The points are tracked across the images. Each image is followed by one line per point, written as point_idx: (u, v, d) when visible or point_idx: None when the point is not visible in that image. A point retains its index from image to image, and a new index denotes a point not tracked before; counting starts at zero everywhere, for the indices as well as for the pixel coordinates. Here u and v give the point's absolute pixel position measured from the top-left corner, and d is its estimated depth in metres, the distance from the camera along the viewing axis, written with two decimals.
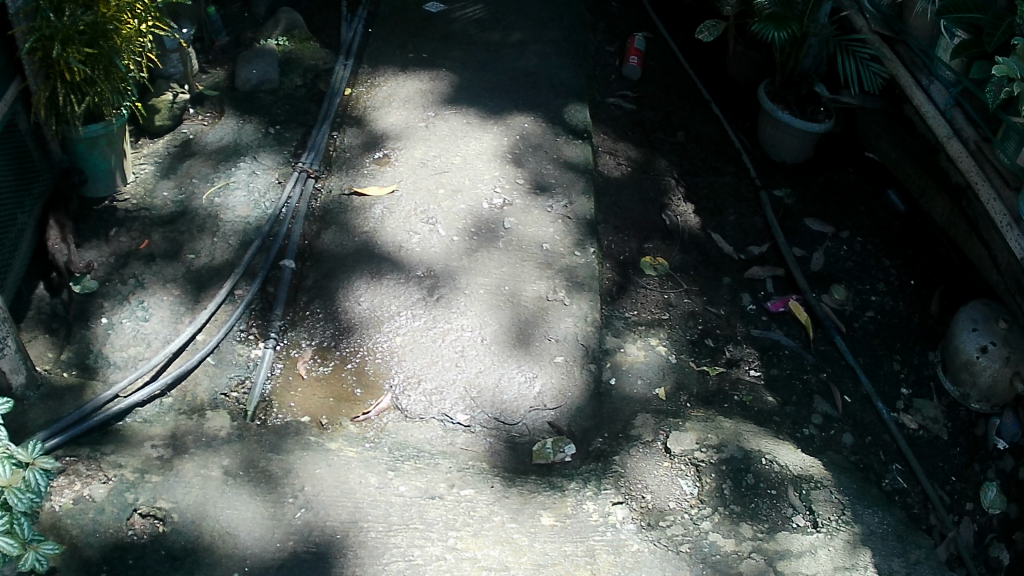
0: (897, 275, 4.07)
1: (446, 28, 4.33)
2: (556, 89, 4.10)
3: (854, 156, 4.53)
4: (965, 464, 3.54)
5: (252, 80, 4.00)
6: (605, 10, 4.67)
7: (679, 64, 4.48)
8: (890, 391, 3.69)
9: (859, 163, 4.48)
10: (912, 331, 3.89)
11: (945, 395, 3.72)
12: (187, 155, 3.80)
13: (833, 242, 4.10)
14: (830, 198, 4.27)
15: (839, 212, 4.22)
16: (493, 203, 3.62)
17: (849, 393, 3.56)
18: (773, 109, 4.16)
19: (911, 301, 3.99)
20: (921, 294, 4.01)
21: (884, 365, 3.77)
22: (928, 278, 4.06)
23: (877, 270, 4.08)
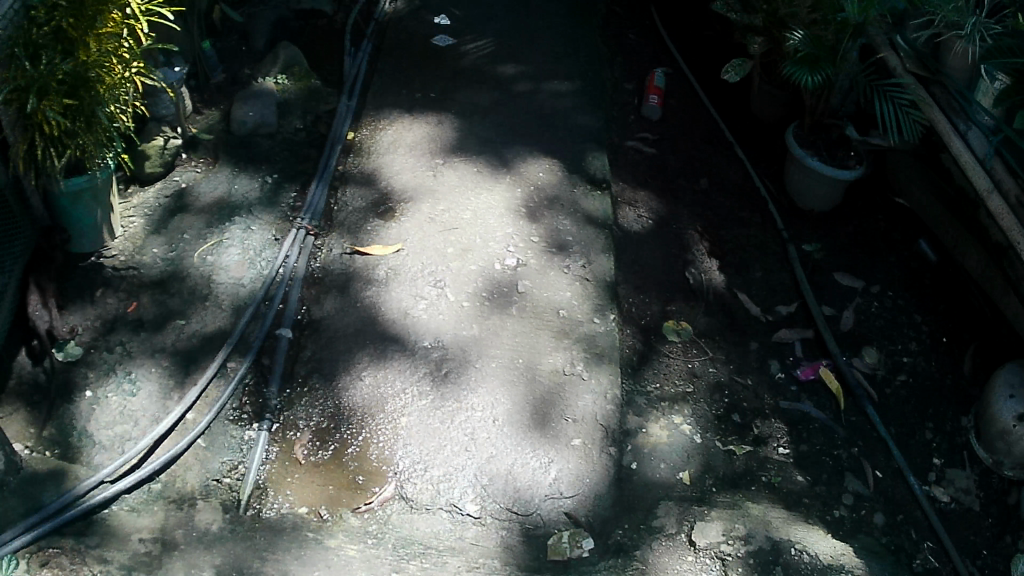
0: (928, 332, 3.76)
1: (455, 65, 4.10)
2: (573, 132, 3.89)
3: (882, 201, 4.25)
4: (997, 536, 3.16)
5: (248, 123, 3.77)
6: (623, 42, 4.44)
7: (701, 102, 4.24)
8: (921, 463, 3.35)
9: (888, 208, 4.20)
10: (943, 393, 3.57)
11: (978, 463, 3.35)
12: (179, 208, 3.59)
13: (862, 298, 3.84)
14: (859, 248, 4.01)
15: (868, 264, 3.95)
16: (507, 263, 3.36)
17: (881, 468, 3.22)
18: (803, 156, 3.91)
19: (943, 361, 3.67)
20: (953, 352, 3.69)
21: (915, 435, 3.44)
22: (961, 334, 3.74)
23: (907, 327, 3.78)
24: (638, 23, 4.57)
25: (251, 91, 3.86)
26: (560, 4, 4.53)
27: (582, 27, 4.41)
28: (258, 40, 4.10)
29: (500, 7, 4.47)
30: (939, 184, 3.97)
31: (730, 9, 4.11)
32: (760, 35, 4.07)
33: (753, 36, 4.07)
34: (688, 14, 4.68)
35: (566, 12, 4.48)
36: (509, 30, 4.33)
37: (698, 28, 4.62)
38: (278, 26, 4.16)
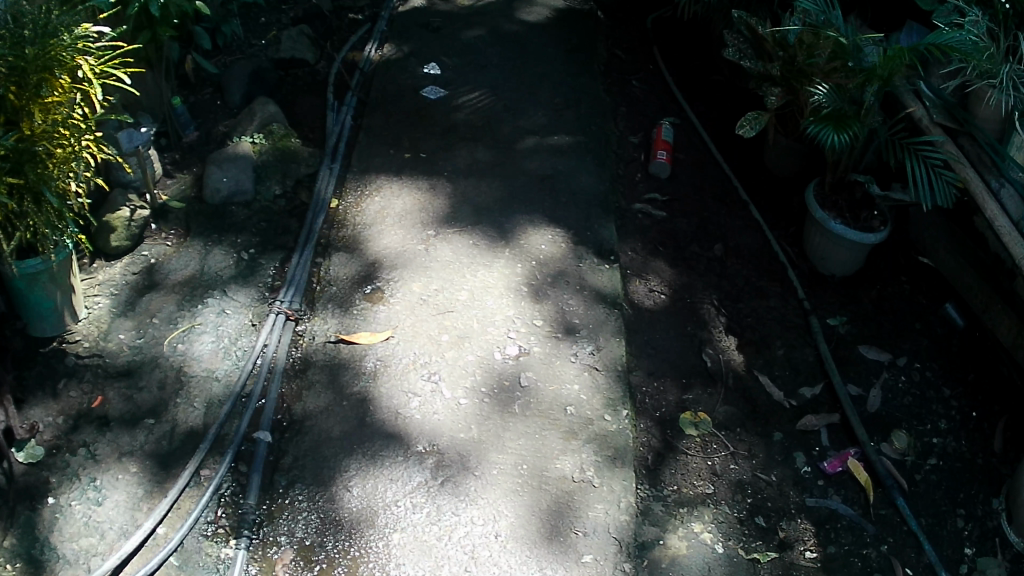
0: (957, 407, 3.43)
1: (446, 123, 3.83)
2: (577, 198, 3.62)
3: (904, 260, 3.94)
4: None
5: (222, 191, 3.49)
6: (627, 89, 4.16)
7: (712, 156, 3.97)
8: (954, 556, 2.98)
9: (912, 269, 3.91)
10: (974, 474, 3.23)
11: (1011, 548, 3.01)
12: (148, 287, 3.29)
13: (890, 372, 3.53)
14: (885, 316, 3.71)
15: (893, 333, 3.65)
16: (507, 351, 3.08)
17: (911, 565, 2.88)
18: (824, 219, 3.62)
19: (972, 438, 3.34)
20: (982, 429, 3.36)
21: (946, 523, 3.07)
22: (991, 409, 3.41)
23: (936, 404, 3.45)
24: (641, 66, 4.28)
25: (228, 152, 3.58)
26: (556, 49, 4.26)
27: (581, 76, 4.15)
28: (233, 95, 3.81)
29: (493, 53, 4.20)
30: (967, 244, 3.64)
31: (743, 56, 3.85)
32: (777, 85, 3.79)
33: (770, 86, 3.79)
34: (695, 57, 4.39)
35: (563, 60, 4.21)
36: (504, 80, 4.07)
37: (706, 72, 4.33)
38: (255, 77, 3.87)
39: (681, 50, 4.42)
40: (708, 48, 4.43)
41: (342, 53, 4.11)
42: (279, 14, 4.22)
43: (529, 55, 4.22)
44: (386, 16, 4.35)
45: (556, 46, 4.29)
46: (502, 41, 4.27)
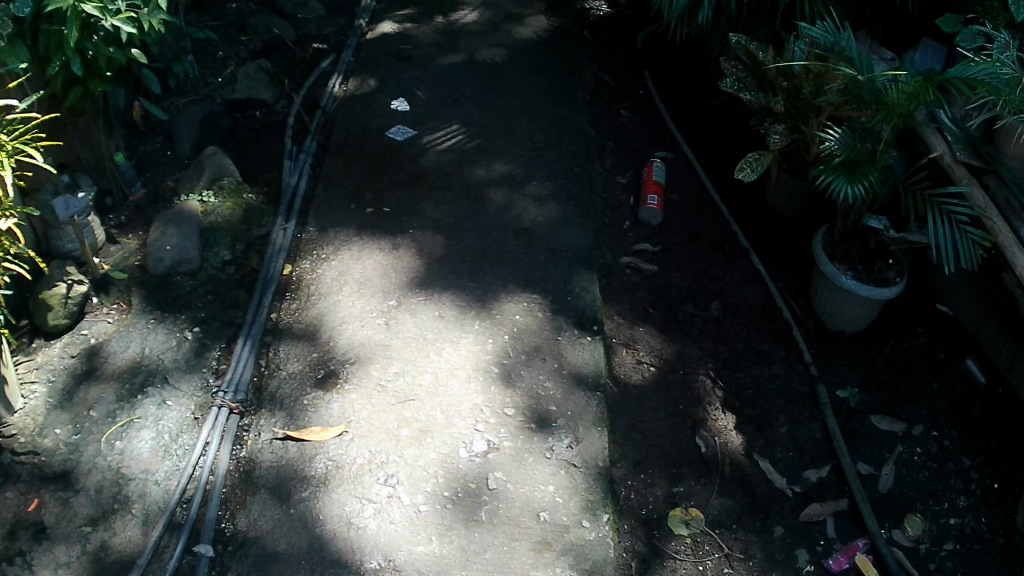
0: (977, 480, 3.09)
1: (413, 169, 3.51)
2: (557, 253, 3.26)
3: (919, 308, 3.61)
4: None
5: (165, 261, 3.18)
6: (614, 121, 3.82)
7: (708, 197, 3.63)
8: None
9: (928, 319, 3.58)
10: (996, 558, 2.89)
11: None
12: (87, 376, 2.95)
13: (904, 445, 3.20)
14: (899, 377, 3.38)
15: (908, 396, 3.32)
16: (474, 449, 2.75)
17: None
18: (833, 273, 3.29)
19: (995, 514, 3.00)
20: (1005, 503, 3.01)
21: None
22: (1015, 479, 3.07)
23: (955, 478, 3.11)
24: (630, 95, 3.95)
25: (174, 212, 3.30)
26: (537, 76, 3.91)
27: (563, 107, 3.79)
28: (183, 145, 3.51)
29: (468, 83, 3.85)
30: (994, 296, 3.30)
31: (743, 87, 3.45)
32: (780, 122, 3.41)
33: (773, 122, 3.40)
34: (690, 83, 4.05)
35: (545, 88, 3.86)
36: (480, 115, 3.73)
37: (701, 100, 3.99)
38: (207, 124, 3.57)
39: (673, 76, 4.08)
40: (703, 72, 4.09)
41: (303, 91, 3.79)
42: (238, 45, 3.89)
43: (508, 85, 3.86)
44: (352, 44, 4.02)
45: (538, 72, 3.93)
46: (478, 70, 3.92)
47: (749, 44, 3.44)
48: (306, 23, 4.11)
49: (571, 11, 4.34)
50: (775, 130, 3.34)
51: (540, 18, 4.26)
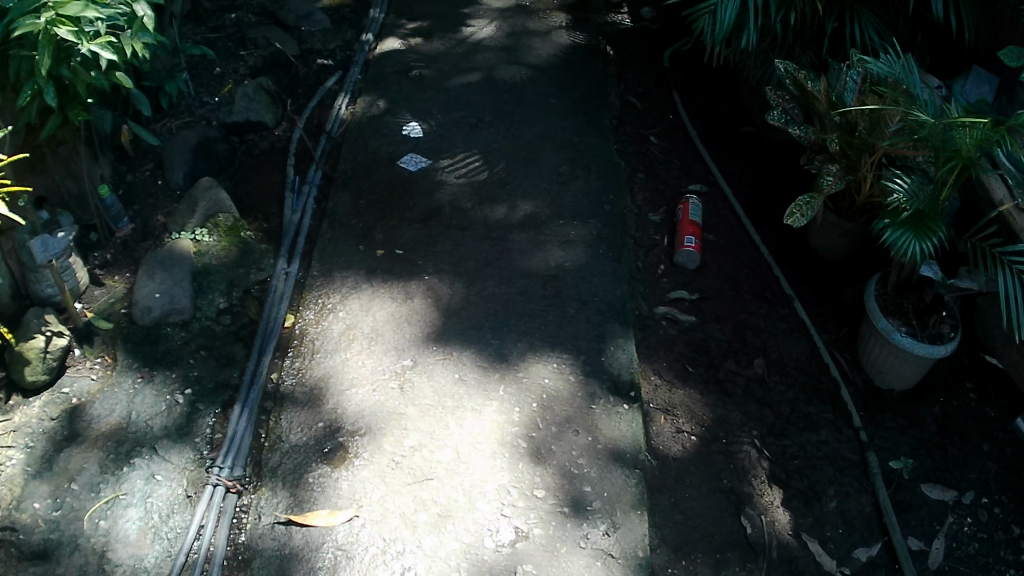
0: None
1: (427, 205, 3.18)
2: (588, 307, 2.94)
3: (965, 359, 3.29)
4: None
5: (154, 311, 2.87)
6: (644, 150, 3.49)
7: (748, 239, 3.31)
8: None
9: (977, 372, 3.26)
10: None
11: None
12: (69, 441, 2.62)
13: (956, 516, 2.85)
14: (948, 440, 3.05)
15: (959, 460, 2.99)
16: (500, 539, 2.39)
17: None
18: (888, 330, 2.99)
19: None
20: None
21: None
22: None
23: (1004, 549, 2.78)
24: (659, 120, 3.62)
25: (164, 253, 2.99)
26: (560, 99, 3.58)
27: (590, 134, 3.46)
28: (174, 175, 3.20)
29: (486, 105, 3.53)
30: None
31: (791, 120, 3.14)
32: (833, 160, 3.08)
33: (825, 162, 3.08)
34: (721, 107, 3.74)
35: (570, 112, 3.54)
36: (499, 142, 3.40)
37: (734, 127, 3.68)
38: (201, 151, 3.26)
39: (704, 100, 3.76)
40: (736, 93, 3.77)
41: (306, 115, 3.47)
42: (237, 60, 3.62)
43: (529, 109, 3.53)
44: (360, 60, 3.69)
45: (562, 94, 3.61)
46: (497, 91, 3.59)
47: (797, 71, 3.13)
48: (310, 37, 3.78)
49: (595, 24, 4.01)
50: (828, 169, 3.02)
51: (562, 32, 3.93)
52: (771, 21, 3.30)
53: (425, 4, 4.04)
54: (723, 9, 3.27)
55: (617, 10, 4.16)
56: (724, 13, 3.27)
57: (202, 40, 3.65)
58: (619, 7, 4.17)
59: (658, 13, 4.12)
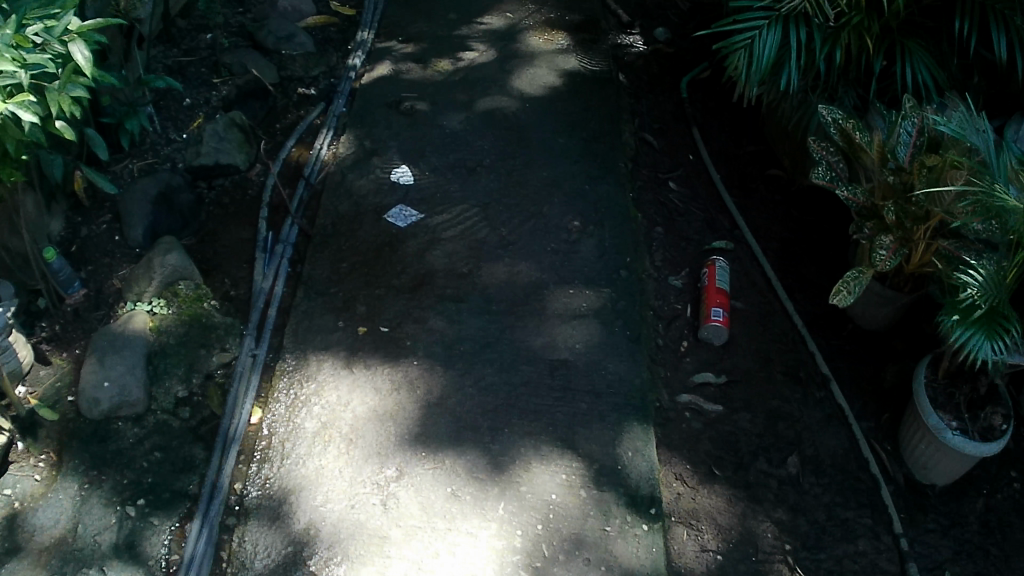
0: None
1: (418, 269, 2.76)
2: (602, 399, 2.53)
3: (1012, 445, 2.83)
4: None
5: (102, 404, 2.49)
6: (662, 198, 3.07)
7: (778, 304, 2.92)
8: None
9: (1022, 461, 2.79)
10: None
11: None
12: (9, 555, 2.21)
13: None
14: (993, 539, 2.58)
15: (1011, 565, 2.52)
16: None
17: None
18: (940, 427, 2.58)
19: None
20: None
21: None
22: None
23: None
24: (680, 162, 3.21)
25: (116, 329, 2.62)
26: (569, 137, 3.15)
27: (603, 180, 3.03)
28: (132, 232, 2.82)
29: (485, 143, 3.11)
30: None
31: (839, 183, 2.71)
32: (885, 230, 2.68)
33: (877, 231, 2.68)
34: (747, 148, 3.32)
35: (581, 152, 3.11)
36: (499, 190, 2.97)
37: (761, 171, 3.27)
38: (162, 202, 2.87)
39: (728, 138, 3.35)
40: (760, 131, 3.38)
41: (282, 158, 3.07)
42: (208, 88, 3.27)
43: (535, 148, 3.11)
44: (346, 90, 3.30)
45: (572, 130, 3.18)
46: (498, 127, 3.17)
47: (846, 120, 2.73)
48: (291, 62, 3.38)
49: (608, 48, 3.57)
50: (881, 239, 2.63)
51: (571, 55, 3.51)
52: (815, 58, 2.91)
53: (421, 21, 3.62)
54: (761, 42, 2.90)
55: (630, 30, 3.75)
56: (762, 46, 2.89)
57: (173, 64, 3.33)
58: (632, 27, 3.76)
59: (673, 33, 3.72)
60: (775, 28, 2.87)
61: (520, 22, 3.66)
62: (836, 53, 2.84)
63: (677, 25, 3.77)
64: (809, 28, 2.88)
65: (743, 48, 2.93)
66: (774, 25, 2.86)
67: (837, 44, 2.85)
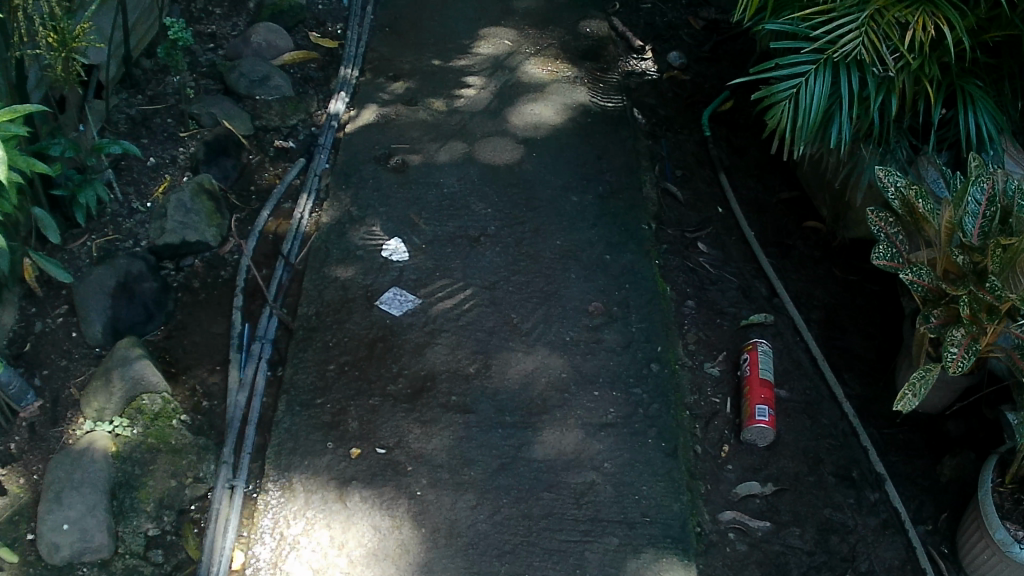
0: None
1: (417, 369, 2.41)
2: (637, 529, 2.16)
3: None
4: None
5: (63, 549, 2.05)
6: (692, 263, 2.72)
7: (826, 391, 2.56)
8: None
9: None
10: None
11: None
12: None
13: None
14: None
15: None
16: None
17: None
18: (1007, 542, 2.15)
19: None
20: None
21: None
22: None
23: None
24: (709, 217, 2.85)
25: (74, 454, 2.23)
26: (584, 195, 2.79)
27: (625, 248, 2.68)
28: (90, 327, 2.45)
29: (489, 203, 2.75)
30: None
31: (904, 264, 2.34)
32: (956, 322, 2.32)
33: (947, 325, 2.31)
34: (780, 195, 2.97)
35: (599, 213, 2.75)
36: (507, 266, 2.61)
37: (797, 224, 2.91)
38: (122, 293, 2.52)
39: (759, 185, 2.99)
40: (794, 173, 3.03)
41: (257, 232, 2.71)
42: (174, 144, 2.93)
43: (545, 210, 2.75)
44: (328, 141, 2.93)
45: (586, 186, 2.82)
46: (502, 183, 2.81)
47: (908, 188, 2.37)
48: (266, 109, 3.01)
49: (618, 79, 3.20)
50: (953, 335, 2.27)
51: (579, 90, 3.14)
52: (866, 107, 2.52)
53: (409, 52, 3.27)
54: (808, 91, 2.48)
55: (641, 54, 3.36)
56: (810, 96, 2.47)
57: (137, 114, 3.02)
58: (643, 51, 3.37)
59: (687, 57, 3.35)
60: (825, 76, 2.45)
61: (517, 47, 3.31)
62: (893, 103, 2.46)
63: (691, 48, 3.40)
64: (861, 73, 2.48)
65: (786, 97, 2.51)
66: (824, 72, 2.45)
67: (893, 93, 2.47)
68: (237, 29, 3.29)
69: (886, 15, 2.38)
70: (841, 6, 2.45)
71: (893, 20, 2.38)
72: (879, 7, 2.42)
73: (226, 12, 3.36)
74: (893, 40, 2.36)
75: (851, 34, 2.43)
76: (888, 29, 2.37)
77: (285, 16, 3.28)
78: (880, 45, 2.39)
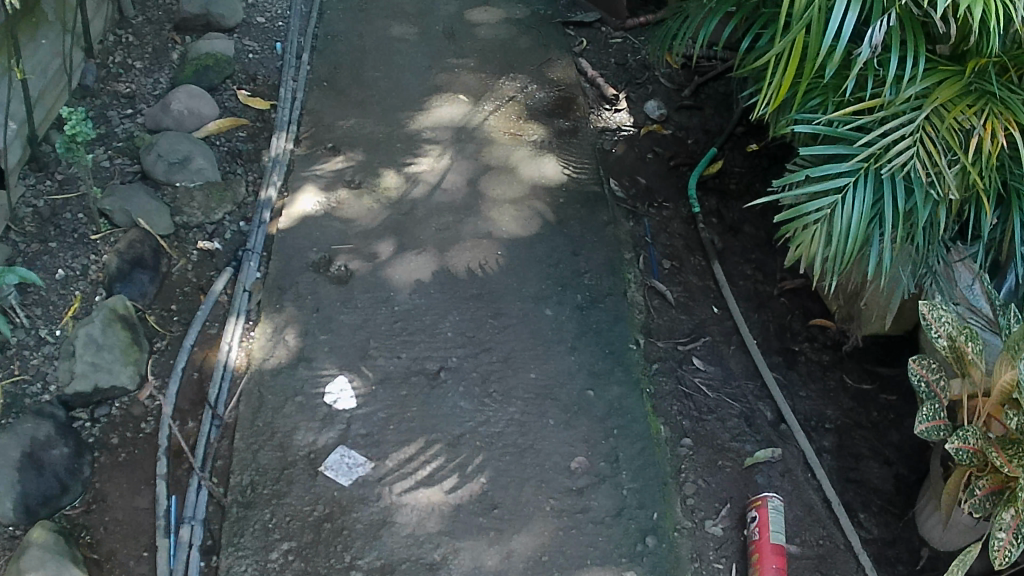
0: None
1: (372, 558, 2.00)
2: None
3: None
4: None
5: None
6: (686, 388, 2.40)
7: (844, 544, 2.14)
8: None
9: None
10: None
11: None
12: None
13: None
14: None
15: None
16: None
17: None
18: None
19: None
20: None
21: None
22: None
23: None
24: (702, 318, 2.57)
25: None
26: (558, 307, 2.52)
27: (611, 378, 2.37)
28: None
29: (448, 316, 2.46)
30: None
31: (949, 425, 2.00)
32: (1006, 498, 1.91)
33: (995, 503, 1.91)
34: (783, 284, 2.67)
35: (578, 331, 2.47)
36: (469, 413, 2.27)
37: (803, 321, 2.60)
38: (32, 461, 2.08)
39: (755, 271, 2.71)
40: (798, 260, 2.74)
41: (180, 369, 2.35)
42: (85, 250, 2.55)
43: (514, 330, 2.45)
44: (260, 248, 2.61)
45: (561, 294, 2.55)
46: (458, 292, 2.52)
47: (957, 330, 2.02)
48: (188, 202, 2.68)
49: (589, 138, 3.05)
50: (1000, 515, 1.85)
51: (548, 157, 2.95)
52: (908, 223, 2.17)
53: (348, 109, 3.05)
54: (846, 209, 2.12)
55: (613, 104, 3.21)
56: (845, 214, 2.12)
57: (46, 206, 2.63)
58: (615, 101, 3.22)
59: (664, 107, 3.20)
60: (867, 190, 2.10)
61: (475, 113, 3.08)
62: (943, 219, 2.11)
63: (670, 94, 3.26)
64: (906, 185, 2.12)
65: (818, 215, 2.15)
66: (865, 187, 2.09)
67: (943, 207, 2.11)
68: (157, 87, 3.02)
69: (947, 119, 2.03)
70: (892, 104, 2.09)
71: (955, 125, 2.03)
72: (938, 107, 2.07)
73: (148, 65, 3.11)
74: (956, 149, 2.01)
75: (902, 140, 2.07)
76: (950, 136, 2.02)
77: (210, 71, 3.06)
78: (938, 153, 2.04)
